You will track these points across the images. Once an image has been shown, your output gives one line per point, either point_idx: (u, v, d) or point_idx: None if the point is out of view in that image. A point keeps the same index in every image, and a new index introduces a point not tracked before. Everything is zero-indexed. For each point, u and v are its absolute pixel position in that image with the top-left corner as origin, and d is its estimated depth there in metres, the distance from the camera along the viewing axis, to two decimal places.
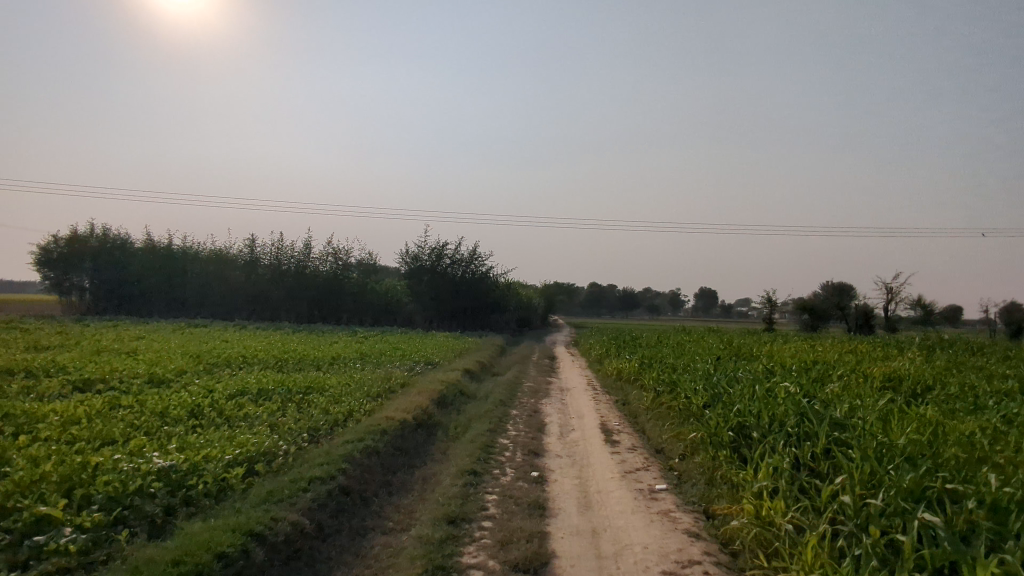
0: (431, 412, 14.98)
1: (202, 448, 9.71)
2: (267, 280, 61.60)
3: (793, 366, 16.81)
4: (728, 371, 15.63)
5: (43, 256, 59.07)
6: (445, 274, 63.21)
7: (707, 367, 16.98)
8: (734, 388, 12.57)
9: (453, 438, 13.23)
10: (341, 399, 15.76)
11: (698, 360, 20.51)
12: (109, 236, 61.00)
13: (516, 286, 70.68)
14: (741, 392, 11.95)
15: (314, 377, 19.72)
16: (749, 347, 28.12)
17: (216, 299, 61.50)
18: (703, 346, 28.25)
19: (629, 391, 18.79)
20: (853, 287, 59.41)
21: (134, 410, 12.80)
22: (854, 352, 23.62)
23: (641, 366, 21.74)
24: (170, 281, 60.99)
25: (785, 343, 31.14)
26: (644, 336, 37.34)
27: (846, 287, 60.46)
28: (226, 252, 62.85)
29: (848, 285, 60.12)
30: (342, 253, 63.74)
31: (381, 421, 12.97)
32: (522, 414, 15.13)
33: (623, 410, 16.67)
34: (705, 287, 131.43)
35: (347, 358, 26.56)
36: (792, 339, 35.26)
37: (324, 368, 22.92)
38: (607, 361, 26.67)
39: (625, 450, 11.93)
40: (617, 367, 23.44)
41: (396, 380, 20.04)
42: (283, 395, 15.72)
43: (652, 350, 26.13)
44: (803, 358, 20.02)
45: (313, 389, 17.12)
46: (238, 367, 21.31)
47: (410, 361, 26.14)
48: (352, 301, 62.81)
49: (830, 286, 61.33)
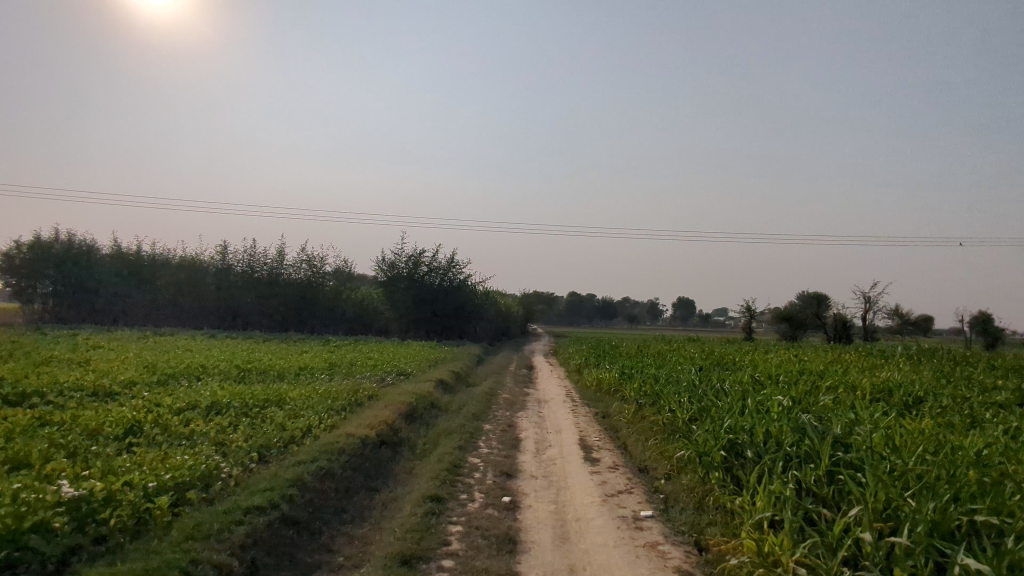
0: (397, 428, 13.87)
1: (127, 472, 8.52)
2: (238, 287, 59.83)
3: (781, 377, 16.00)
4: (714, 383, 14.77)
5: (2, 262, 56.51)
6: (422, 282, 62.02)
7: (692, 378, 16.10)
8: (722, 400, 11.70)
9: (420, 456, 12.15)
10: (300, 413, 14.57)
11: (681, 370, 19.67)
12: (74, 241, 58.65)
13: (494, 295, 69.67)
14: (732, 406, 11.07)
15: (276, 388, 18.47)
16: (732, 357, 27.41)
17: (185, 307, 59.55)
18: (685, 355, 27.45)
19: (609, 403, 17.83)
20: (830, 297, 59.47)
21: (63, 427, 11.52)
22: (840, 362, 22.95)
23: (622, 376, 20.81)
24: (137, 288, 58.91)
25: (767, 353, 30.48)
26: (625, 345, 36.48)
27: (822, 296, 60.41)
28: (196, 258, 60.89)
29: (825, 295, 60.21)
30: (317, 260, 62.19)
31: (339, 438, 11.84)
32: (496, 429, 14.08)
33: (603, 424, 15.71)
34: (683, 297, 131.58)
35: (315, 368, 25.26)
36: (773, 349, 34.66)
37: (288, 378, 21.64)
38: (587, 371, 25.72)
39: (605, 469, 10.96)
40: (598, 378, 22.47)
41: (363, 391, 18.86)
42: (237, 409, 14.50)
43: (633, 360, 25.28)
44: (789, 368, 19.28)
45: (272, 402, 15.89)
46: (195, 377, 19.98)
47: (382, 371, 24.94)
48: (327, 309, 61.27)
49: (807, 295, 61.20)
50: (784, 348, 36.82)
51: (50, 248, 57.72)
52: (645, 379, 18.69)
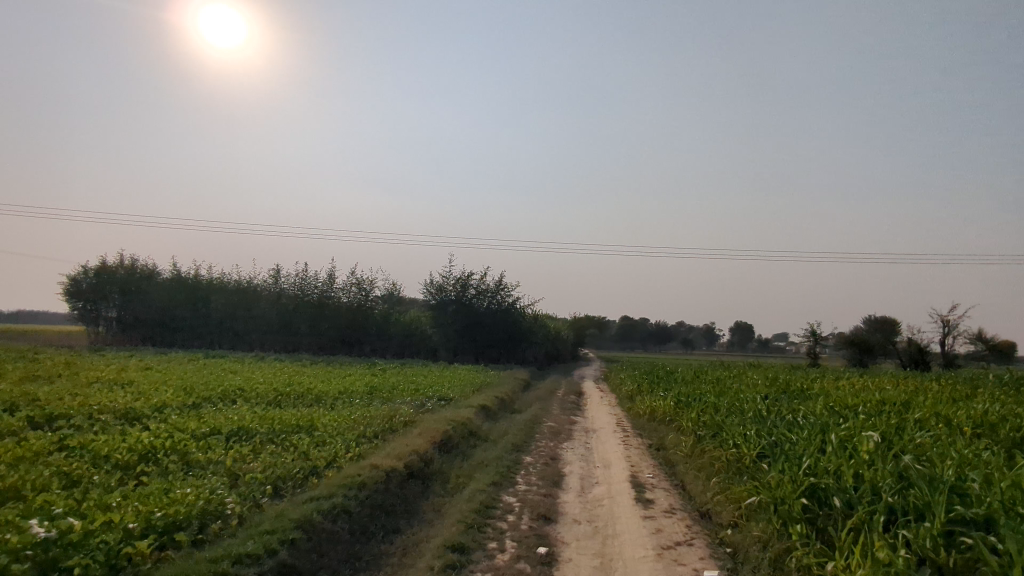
0: (430, 458, 12.72)
1: (115, 509, 7.64)
2: (290, 310, 60.52)
3: (863, 408, 14.12)
4: (784, 414, 13.11)
5: (71, 286, 58.85)
6: (470, 305, 61.36)
7: (758, 408, 14.44)
8: (796, 436, 10.12)
9: (450, 492, 10.95)
10: (328, 441, 13.62)
11: (743, 399, 17.97)
12: (137, 266, 60.68)
13: (543, 318, 68.37)
14: (809, 442, 9.50)
15: (309, 413, 17.66)
16: (798, 384, 25.33)
17: (239, 330, 60.51)
18: (747, 382, 25.52)
19: (664, 435, 16.25)
20: (899, 322, 55.83)
21: (74, 454, 10.86)
22: (924, 390, 20.63)
23: (678, 404, 19.19)
24: (195, 311, 60.30)
25: (838, 381, 28.03)
26: (679, 371, 34.54)
27: (892, 321, 56.55)
28: (250, 282, 62.00)
29: (893, 319, 56.58)
30: (366, 284, 62.39)
31: (362, 470, 10.76)
32: (537, 462, 12.75)
33: (658, 458, 14.18)
34: (740, 321, 127.18)
35: (355, 391, 24.47)
36: (843, 376, 32.08)
37: (325, 403, 20.86)
38: (640, 398, 24.05)
39: (660, 514, 9.48)
40: (651, 407, 20.84)
41: (400, 417, 17.82)
42: (263, 435, 13.67)
43: (689, 387, 23.58)
44: (867, 396, 17.34)
45: (301, 428, 15.02)
46: (230, 401, 19.43)
47: (423, 396, 23.97)
48: (376, 332, 61.25)
49: (874, 319, 57.49)
50: (854, 375, 34.18)
51: (115, 272, 59.80)
52: (704, 409, 17.08)
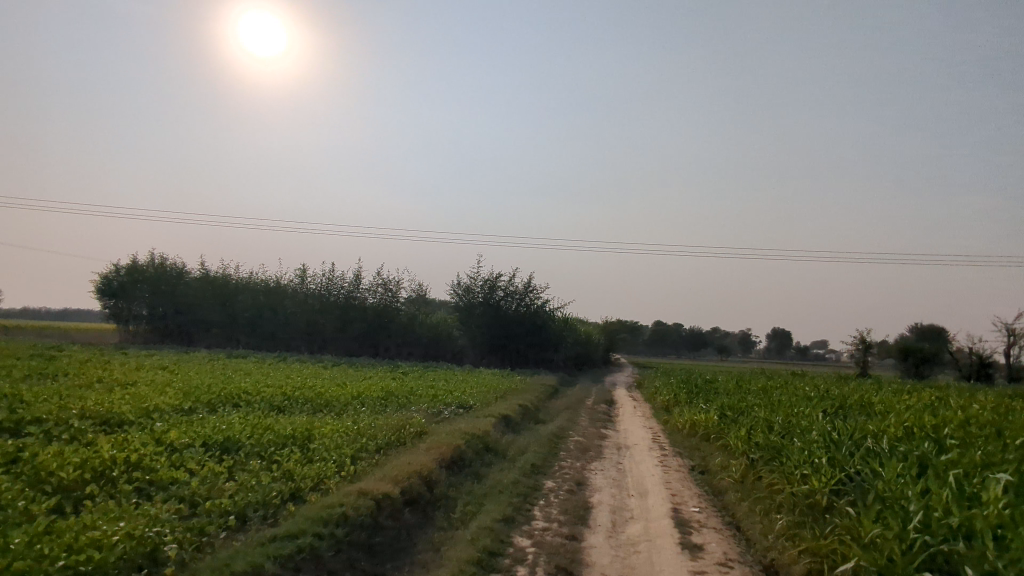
0: (433, 481, 10.85)
1: (11, 555, 5.96)
2: (316, 310, 59.64)
3: (950, 433, 11.89)
4: (860, 440, 10.88)
5: (103, 283, 58.92)
6: (498, 307, 59.66)
7: (824, 428, 12.21)
8: (889, 473, 7.94)
9: (454, 525, 9.09)
10: (321, 458, 11.84)
11: (800, 415, 15.72)
12: (166, 264, 60.54)
13: (573, 321, 66.32)
14: (911, 481, 7.35)
15: (310, 422, 15.94)
16: (855, 398, 22.88)
17: (265, 330, 59.70)
18: (798, 394, 23.14)
19: (709, 457, 14.20)
20: (947, 330, 52.61)
21: (17, 470, 9.28)
22: (1001, 407, 18.25)
23: (724, 420, 16.99)
24: (222, 310, 59.85)
25: (898, 394, 25.52)
26: (718, 379, 32.17)
27: (940, 330, 52.96)
28: (277, 282, 61.30)
29: (941, 327, 53.32)
30: (393, 284, 61.17)
31: (350, 496, 8.97)
32: (560, 489, 10.80)
33: (703, 487, 12.13)
34: (778, 328, 123.31)
35: (368, 397, 22.78)
36: (900, 389, 29.47)
37: (334, 409, 19.25)
38: (677, 410, 21.96)
39: (714, 569, 7.43)
40: (692, 422, 18.66)
41: (410, 428, 16.01)
42: (248, 449, 11.98)
43: (734, 398, 21.37)
44: (945, 416, 15.04)
45: (295, 439, 13.30)
46: (229, 406, 17.87)
47: (441, 404, 22.16)
48: (401, 334, 59.95)
49: (922, 328, 53.92)
50: (913, 387, 31.40)
51: (145, 270, 59.67)
52: (756, 425, 14.89)
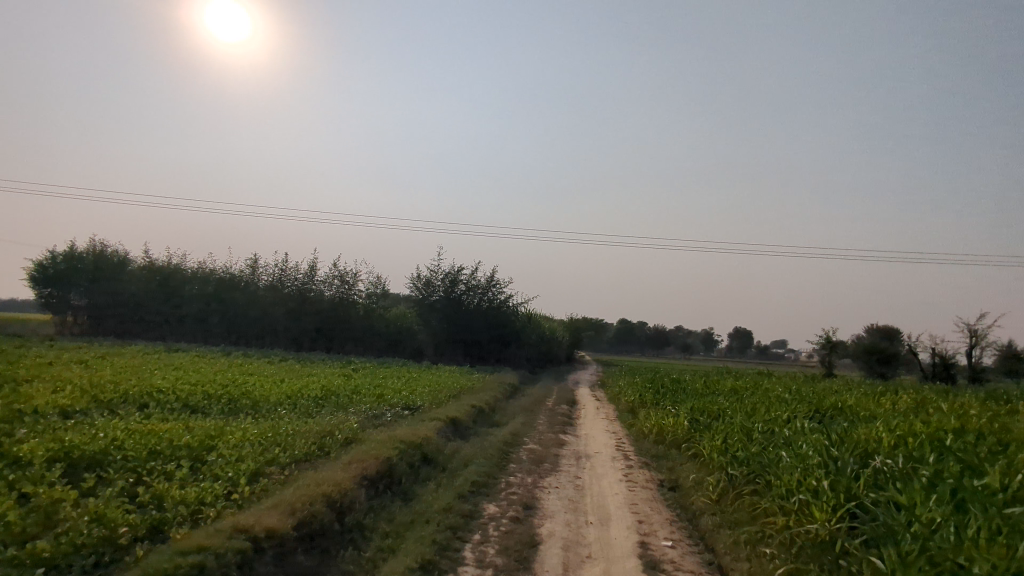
0: (346, 507, 8.75)
1: None
2: (268, 303, 56.61)
3: (954, 445, 10.42)
4: (862, 459, 9.20)
5: (36, 272, 54.69)
6: (459, 301, 57.53)
7: (815, 443, 10.47)
8: (924, 517, 6.10)
9: (362, 569, 7.04)
10: (211, 477, 9.56)
11: (781, 423, 14.06)
12: (106, 251, 56.64)
13: (538, 318, 64.58)
14: (961, 536, 5.53)
15: (220, 427, 13.59)
16: (829, 401, 21.55)
17: (214, 324, 56.41)
18: (769, 396, 21.70)
19: (680, 472, 12.45)
20: (902, 331, 52.59)
21: None
22: (982, 412, 17.11)
23: (698, 428, 15.25)
24: (166, 301, 56.32)
25: (869, 396, 24.43)
26: (684, 379, 30.70)
27: (892, 331, 53.18)
28: (226, 272, 57.93)
29: (896, 329, 53.25)
30: (350, 277, 58.46)
31: (224, 532, 6.83)
32: (504, 516, 8.83)
33: (675, 509, 10.31)
34: (740, 327, 124.29)
35: (304, 397, 20.39)
36: (868, 391, 28.52)
37: (258, 411, 16.92)
38: (643, 412, 20.29)
39: None
40: (659, 429, 16.87)
41: (339, 434, 13.82)
42: (119, 464, 9.63)
43: (703, 400, 19.73)
44: (935, 423, 13.65)
45: (190, 449, 10.99)
46: (131, 407, 15.32)
47: (385, 405, 19.95)
48: (358, 329, 57.33)
49: (876, 328, 53.95)
50: (882, 390, 30.48)
51: (83, 258, 55.69)
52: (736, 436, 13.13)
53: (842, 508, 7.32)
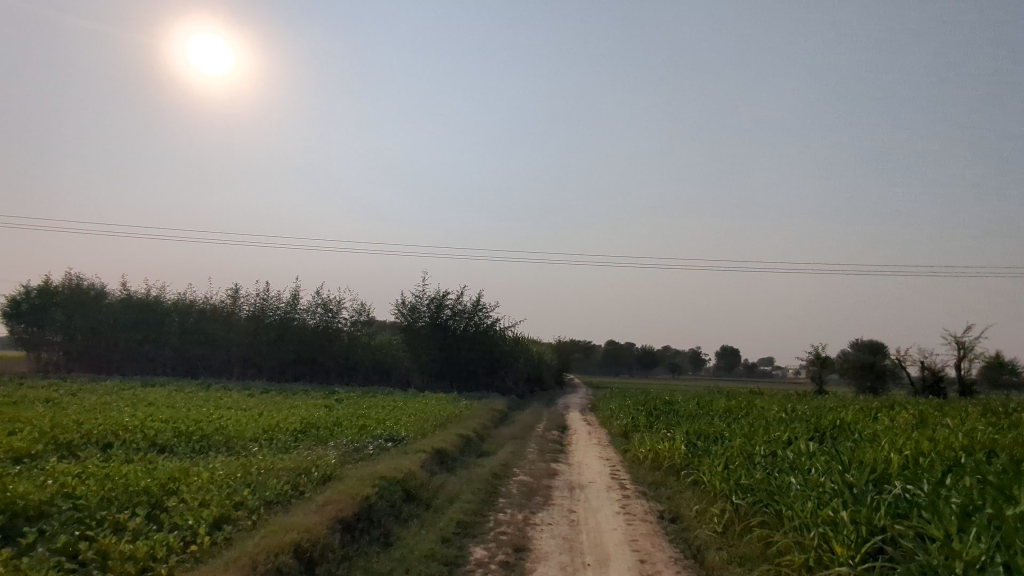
0: (317, 557, 7.94)
1: None
2: (250, 333, 55.37)
3: (970, 466, 9.81)
4: (878, 485, 8.54)
5: (9, 307, 53.19)
6: (445, 327, 56.61)
7: (823, 467, 9.80)
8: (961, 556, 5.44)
9: None
10: (168, 528, 8.71)
11: (783, 445, 13.41)
12: (82, 283, 55.27)
13: (526, 341, 63.73)
14: None
15: (186, 467, 12.66)
16: (827, 419, 20.95)
17: (194, 356, 55.03)
18: (766, 415, 21.02)
19: (680, 502, 11.71)
20: (887, 346, 52.47)
21: None
22: (986, 427, 16.54)
23: (696, 453, 14.54)
24: (145, 333, 54.89)
25: (866, 413, 23.89)
26: (677, 400, 29.94)
27: (878, 345, 53.12)
28: (206, 303, 56.67)
29: (881, 343, 53.10)
30: (333, 304, 57.43)
31: None
32: (492, 561, 8.04)
33: (678, 544, 9.56)
34: (728, 345, 124.09)
35: (281, 430, 19.40)
36: (864, 407, 27.97)
37: (232, 448, 15.98)
38: (637, 437, 19.54)
39: None
40: (655, 454, 16.13)
41: (316, 471, 12.95)
42: (66, 516, 8.76)
43: (699, 422, 19.05)
44: (943, 442, 13.06)
45: (150, 495, 10.12)
46: (93, 449, 14.33)
47: (367, 437, 19.06)
48: (342, 357, 56.10)
49: (861, 342, 53.77)
50: (877, 406, 29.98)
51: (58, 292, 54.28)
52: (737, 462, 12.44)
53: (862, 557, 6.66)
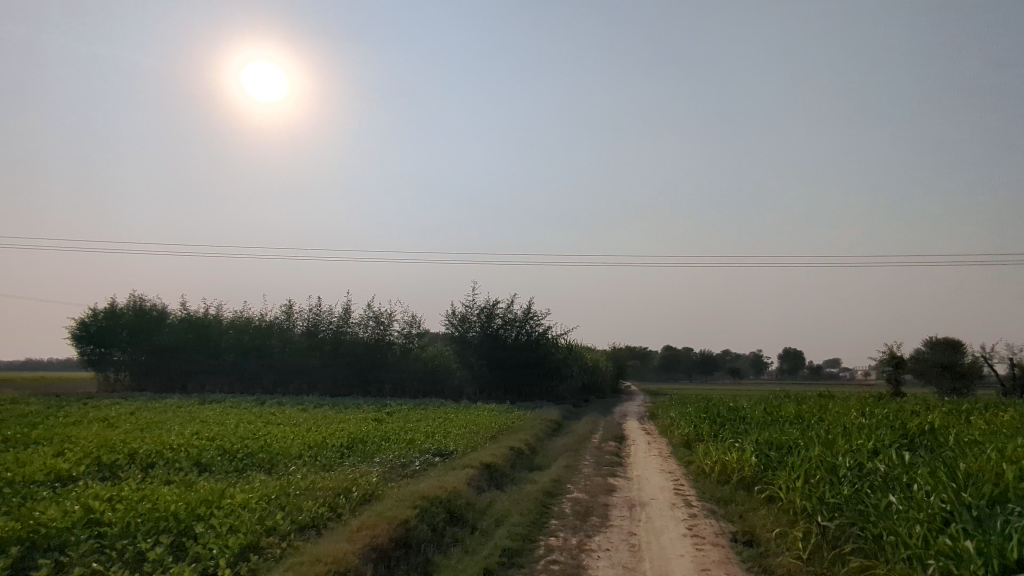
0: None
1: None
2: (305, 348, 56.04)
3: None
4: (1001, 505, 7.15)
5: (79, 330, 55.40)
6: (496, 336, 55.91)
7: (927, 482, 8.40)
8: None
9: None
10: (188, 560, 8.06)
11: (870, 455, 11.92)
12: (146, 305, 57.20)
13: (579, 349, 62.36)
14: None
15: (222, 488, 12.16)
16: (914, 423, 19.03)
17: (252, 373, 55.96)
18: (844, 421, 19.26)
19: (755, 521, 10.45)
20: (964, 343, 48.92)
21: None
22: None
23: (770, 465, 13.14)
24: (205, 351, 56.24)
25: (956, 416, 21.78)
26: (742, 406, 28.17)
27: (954, 342, 49.70)
28: (261, 320, 57.67)
29: (957, 340, 49.55)
30: (384, 317, 57.59)
31: None
32: None
33: (757, 573, 8.33)
34: (792, 347, 119.29)
35: (327, 446, 18.88)
36: (950, 409, 25.63)
37: (275, 466, 15.50)
38: (700, 448, 18.17)
39: None
40: (722, 467, 14.76)
41: (356, 491, 12.23)
42: (87, 546, 8.25)
43: (769, 430, 17.52)
44: None
45: (179, 519, 9.55)
46: (135, 470, 14.04)
47: (414, 451, 18.36)
48: (395, 370, 56.03)
49: (935, 340, 50.42)
50: (964, 407, 27.54)
51: (124, 314, 56.32)
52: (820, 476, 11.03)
53: None
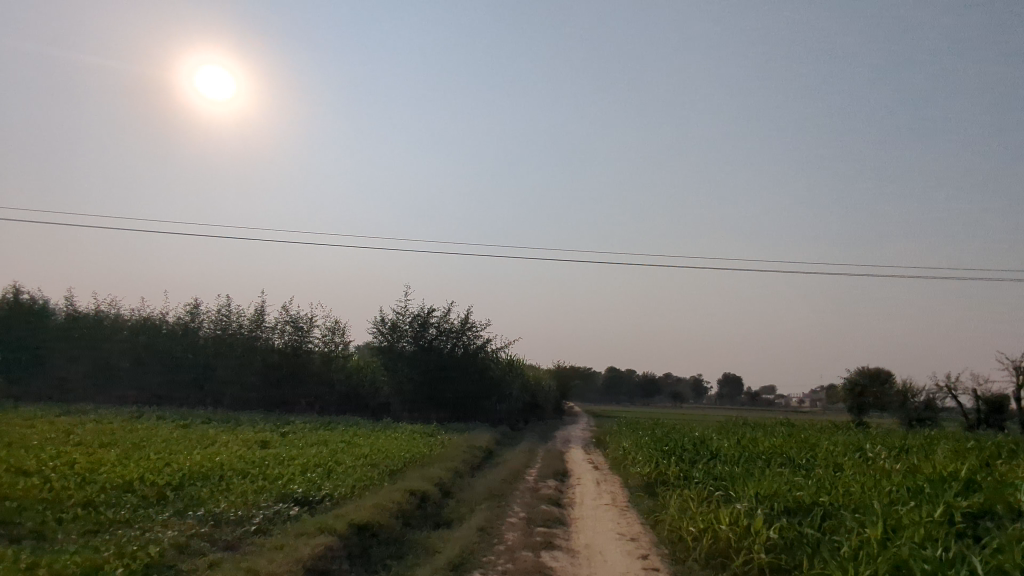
0: None
1: None
2: (210, 354, 48.72)
3: None
4: None
5: None
6: (428, 347, 50.05)
7: None
8: None
9: None
10: None
11: (974, 550, 7.30)
12: (23, 299, 48.37)
13: (521, 365, 57.09)
14: None
15: None
16: (939, 467, 14.61)
17: (150, 380, 48.38)
18: (853, 464, 14.69)
19: None
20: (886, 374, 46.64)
21: None
22: None
23: (801, 553, 8.32)
24: (92, 354, 48.23)
25: (964, 457, 17.95)
26: (709, 437, 23.64)
27: (883, 372, 46.97)
28: (161, 320, 49.81)
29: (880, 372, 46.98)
30: (303, 321, 50.79)
31: None
32: None
33: None
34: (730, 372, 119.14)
35: (139, 484, 12.89)
36: (937, 447, 21.96)
37: (14, 529, 9.59)
38: (671, 497, 13.31)
39: None
40: (711, 539, 9.77)
41: None
42: None
43: (766, 477, 12.71)
44: None
45: None
46: None
47: (268, 495, 12.69)
48: (314, 382, 49.51)
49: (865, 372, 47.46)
50: (947, 443, 23.96)
51: None
52: None
53: None
